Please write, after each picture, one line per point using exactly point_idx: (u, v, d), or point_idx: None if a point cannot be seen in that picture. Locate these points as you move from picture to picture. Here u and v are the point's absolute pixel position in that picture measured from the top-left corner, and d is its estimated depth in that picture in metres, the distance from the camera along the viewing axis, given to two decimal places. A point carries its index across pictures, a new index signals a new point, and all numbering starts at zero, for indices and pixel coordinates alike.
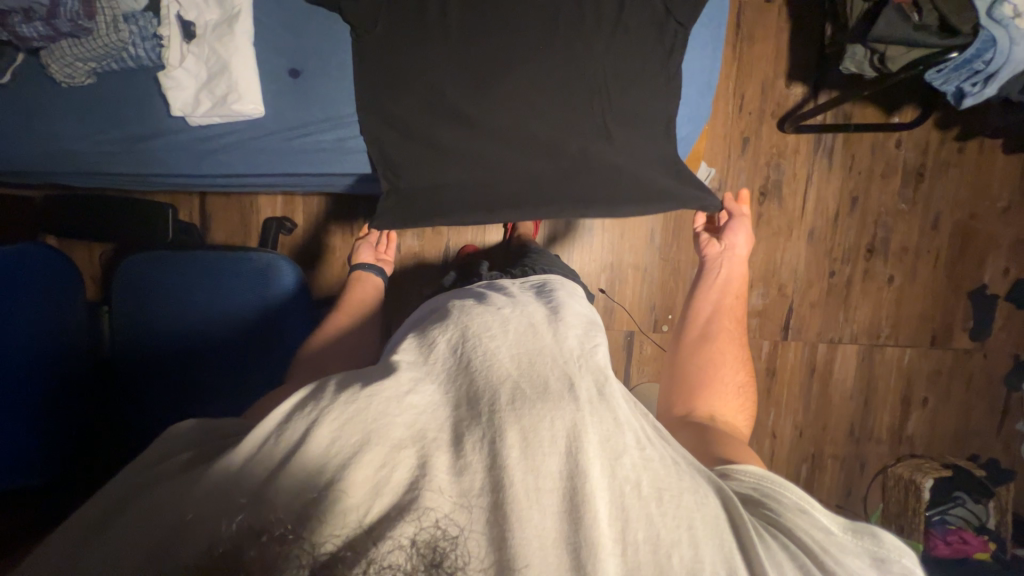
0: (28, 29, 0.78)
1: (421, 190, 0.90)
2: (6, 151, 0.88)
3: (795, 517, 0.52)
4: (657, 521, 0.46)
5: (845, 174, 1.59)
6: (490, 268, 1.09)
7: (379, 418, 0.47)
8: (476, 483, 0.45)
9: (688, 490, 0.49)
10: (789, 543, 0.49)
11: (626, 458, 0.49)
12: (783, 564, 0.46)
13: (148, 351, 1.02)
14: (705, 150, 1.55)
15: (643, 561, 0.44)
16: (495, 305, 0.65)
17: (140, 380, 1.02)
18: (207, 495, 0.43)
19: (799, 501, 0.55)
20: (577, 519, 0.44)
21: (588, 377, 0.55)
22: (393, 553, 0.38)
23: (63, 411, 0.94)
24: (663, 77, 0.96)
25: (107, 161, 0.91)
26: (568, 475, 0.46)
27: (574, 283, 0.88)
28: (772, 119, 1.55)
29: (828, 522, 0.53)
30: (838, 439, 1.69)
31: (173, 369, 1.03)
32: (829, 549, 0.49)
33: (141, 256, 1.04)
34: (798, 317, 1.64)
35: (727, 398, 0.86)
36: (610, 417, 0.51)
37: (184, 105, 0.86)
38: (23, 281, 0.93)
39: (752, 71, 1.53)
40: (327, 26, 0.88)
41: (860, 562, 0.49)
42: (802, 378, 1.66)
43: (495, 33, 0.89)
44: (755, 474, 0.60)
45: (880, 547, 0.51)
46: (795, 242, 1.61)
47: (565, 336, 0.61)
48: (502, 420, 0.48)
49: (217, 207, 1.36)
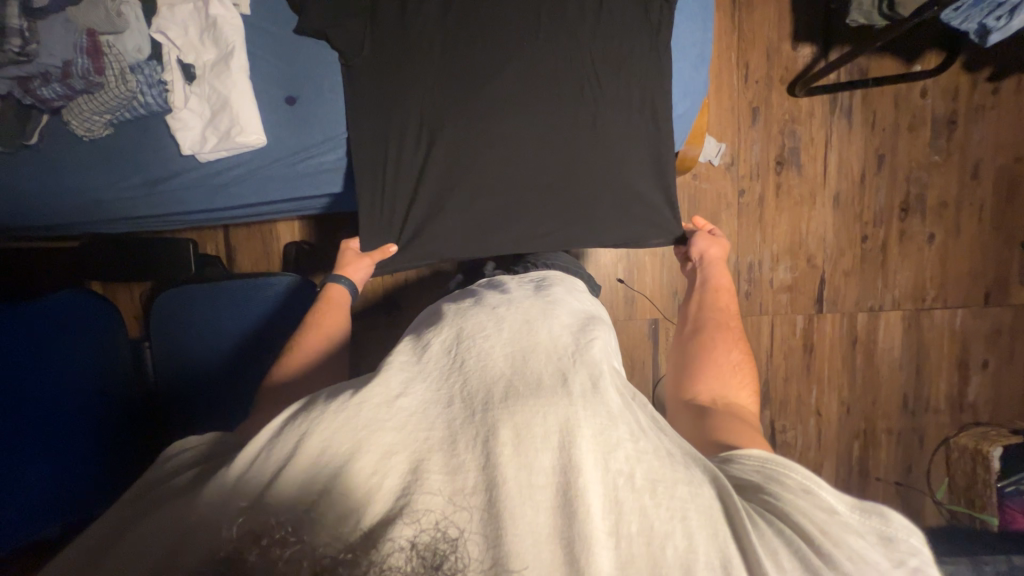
0: (47, 91, 0.83)
1: (415, 206, 0.92)
2: (44, 209, 0.95)
3: (795, 500, 0.49)
4: (650, 513, 0.45)
5: (868, 132, 1.51)
6: (494, 267, 1.09)
7: (371, 425, 0.48)
8: (469, 483, 0.45)
9: (683, 481, 0.47)
10: (785, 528, 0.47)
11: (621, 451, 0.48)
12: (778, 552, 0.45)
13: (180, 379, 1.08)
14: (712, 125, 1.50)
15: (637, 555, 0.43)
16: (491, 304, 0.65)
17: (173, 408, 1.08)
18: (208, 506, 0.46)
19: (805, 479, 0.51)
20: (571, 513, 0.44)
21: (583, 368, 0.54)
22: (393, 556, 0.39)
23: (100, 447, 0.98)
24: (654, 55, 0.93)
25: (132, 206, 0.98)
26: (562, 469, 0.46)
27: (573, 278, 0.86)
28: (781, 84, 1.49)
29: (835, 502, 0.49)
30: (890, 412, 1.59)
31: (199, 395, 1.08)
32: (834, 529, 0.47)
33: (170, 293, 1.10)
34: (832, 287, 1.56)
35: (722, 374, 0.79)
36: (606, 407, 0.50)
37: (193, 144, 0.90)
38: (75, 321, 1.00)
39: (754, 38, 1.47)
40: (317, 51, 0.91)
41: (865, 542, 0.47)
42: (843, 350, 1.58)
43: (476, 37, 0.90)
44: (758, 455, 0.56)
45: (888, 526, 0.48)
46: (821, 209, 1.53)
47: (559, 331, 0.60)
48: (494, 419, 0.48)
49: (242, 237, 1.42)
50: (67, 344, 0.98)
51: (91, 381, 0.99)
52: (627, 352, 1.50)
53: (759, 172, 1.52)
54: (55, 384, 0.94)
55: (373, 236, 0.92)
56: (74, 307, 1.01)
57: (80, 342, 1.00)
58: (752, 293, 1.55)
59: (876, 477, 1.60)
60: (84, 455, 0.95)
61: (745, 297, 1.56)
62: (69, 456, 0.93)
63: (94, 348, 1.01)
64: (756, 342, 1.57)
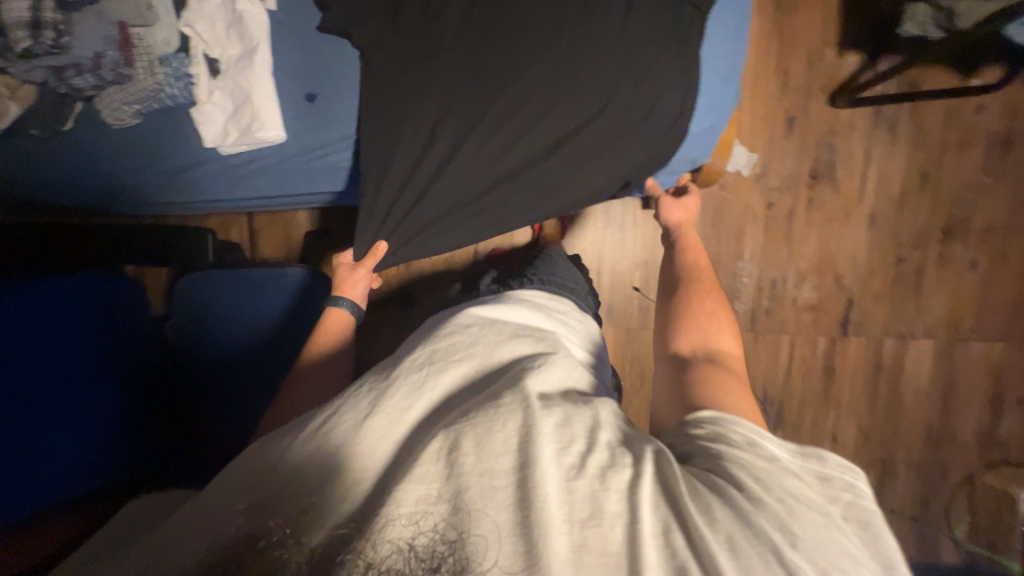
0: (80, 81, 0.85)
1: (422, 198, 0.90)
2: (78, 190, 0.99)
3: (737, 453, 0.50)
4: (602, 496, 0.46)
5: (912, 147, 1.42)
6: (491, 281, 1.10)
7: (332, 453, 0.49)
8: (435, 490, 0.46)
9: (625, 466, 0.48)
10: (722, 482, 0.47)
11: (575, 447, 0.49)
12: (715, 508, 0.45)
13: (202, 361, 1.12)
14: (744, 133, 1.44)
15: (588, 537, 0.44)
16: (454, 327, 0.65)
17: (191, 384, 1.11)
18: (189, 522, 0.47)
19: (749, 432, 0.53)
20: (528, 505, 0.44)
21: (542, 381, 0.56)
22: (394, 556, 0.41)
23: (129, 421, 1.01)
24: (684, 64, 0.89)
25: (157, 193, 1.01)
26: (518, 464, 0.46)
27: (555, 294, 0.87)
28: (821, 94, 1.42)
29: (777, 450, 0.50)
30: (912, 443, 1.52)
31: (216, 378, 1.11)
32: (770, 474, 0.48)
33: (192, 277, 1.14)
34: (860, 309, 1.49)
35: (701, 323, 0.76)
36: (560, 411, 0.52)
37: (215, 137, 0.91)
38: (99, 302, 1.04)
39: (796, 44, 1.40)
40: (337, 50, 0.91)
41: (802, 484, 0.47)
42: (867, 376, 1.51)
43: (499, 39, 0.87)
44: (708, 414, 0.57)
45: (825, 467, 0.49)
46: (854, 227, 1.46)
47: (522, 354, 0.62)
48: (456, 428, 0.49)
49: (264, 224, 1.45)
50: (66, 319, 0.99)
51: (97, 353, 1.00)
52: (638, 362, 1.47)
53: (791, 185, 1.45)
54: (84, 360, 0.98)
55: (369, 230, 0.92)
56: (80, 287, 1.02)
57: (104, 322, 1.03)
58: (773, 310, 1.50)
59: (890, 509, 1.53)
60: (108, 426, 0.98)
61: (766, 314, 1.50)
62: (101, 430, 0.97)
63: (116, 328, 1.04)
64: (773, 361, 1.51)
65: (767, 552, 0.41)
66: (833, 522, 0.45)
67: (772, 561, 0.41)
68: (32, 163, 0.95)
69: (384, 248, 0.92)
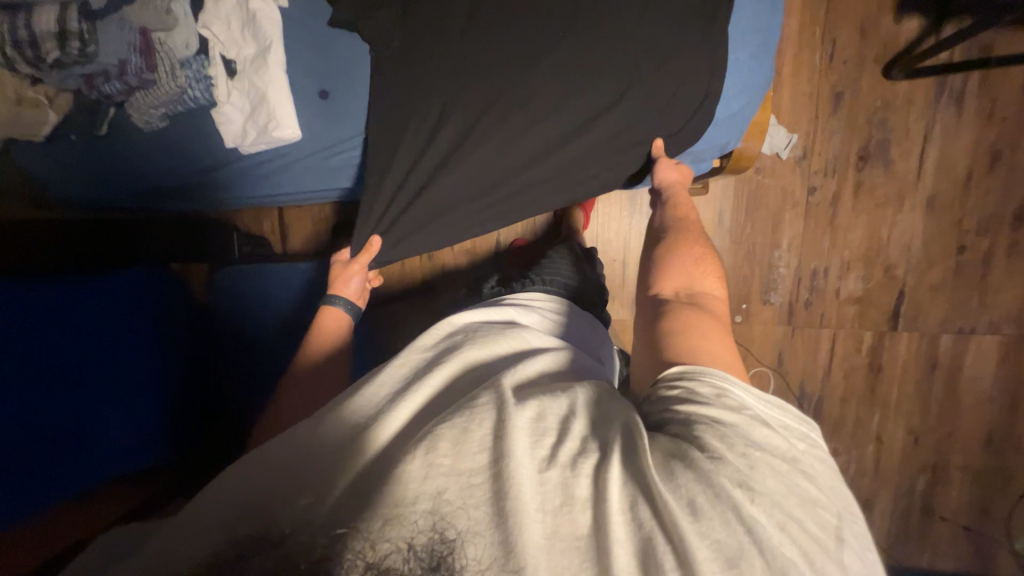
0: (110, 88, 0.89)
1: (417, 198, 0.89)
2: (121, 188, 1.06)
3: (709, 412, 0.49)
4: (575, 483, 0.46)
5: (981, 123, 1.27)
6: (494, 284, 1.10)
7: (306, 474, 0.49)
8: (411, 492, 0.45)
9: (592, 454, 0.48)
10: (696, 451, 0.46)
11: (548, 438, 0.50)
12: (691, 487, 0.44)
13: (235, 344, 1.15)
14: (784, 112, 1.33)
15: (562, 523, 0.44)
16: (427, 345, 0.66)
17: (218, 371, 1.14)
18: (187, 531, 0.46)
19: (718, 384, 0.52)
20: (504, 498, 0.44)
21: (516, 380, 0.57)
22: (393, 556, 0.41)
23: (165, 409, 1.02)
24: (713, 42, 0.82)
25: (191, 191, 1.07)
26: (494, 459, 0.47)
27: (551, 300, 0.91)
28: (875, 66, 1.29)
29: (744, 396, 0.51)
30: (969, 448, 1.39)
31: (244, 361, 1.13)
32: (737, 428, 0.48)
33: (231, 269, 1.19)
34: (913, 302, 1.36)
35: (684, 265, 0.70)
36: (536, 405, 0.52)
37: (235, 137, 0.93)
38: (133, 294, 1.05)
39: (847, 11, 1.27)
40: (348, 45, 0.91)
41: (769, 432, 0.48)
42: (919, 374, 1.39)
43: (513, 24, 0.84)
44: (678, 370, 0.55)
45: (784, 415, 0.51)
46: (909, 213, 1.33)
47: (498, 362, 0.63)
48: (429, 429, 0.49)
49: (292, 216, 1.46)
50: (104, 307, 1.00)
51: (131, 339, 1.01)
52: None
53: (837, 167, 1.33)
54: (122, 349, 0.99)
55: (377, 225, 0.92)
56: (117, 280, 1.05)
57: (140, 313, 1.04)
58: (813, 302, 1.40)
59: (941, 517, 1.41)
60: (147, 413, 0.99)
61: (805, 307, 1.40)
62: (141, 416, 0.98)
63: (153, 319, 1.06)
64: (812, 357, 1.42)
65: (727, 511, 0.43)
66: (795, 471, 0.46)
67: (732, 518, 0.42)
68: (75, 168, 1.02)
69: (377, 244, 0.93)
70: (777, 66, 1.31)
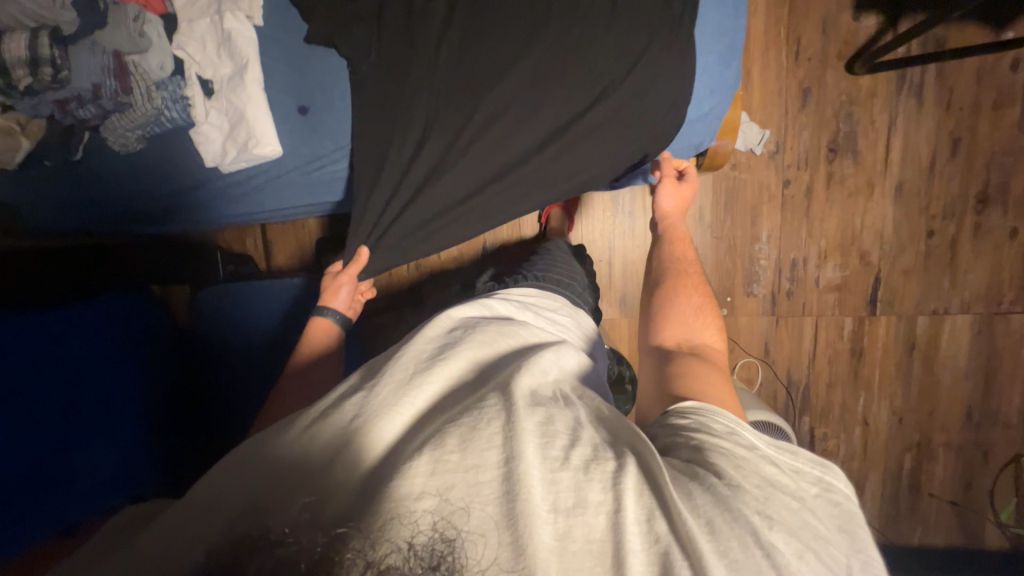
0: (84, 112, 0.88)
1: (402, 210, 0.90)
2: (96, 211, 1.05)
3: (720, 443, 0.53)
4: (585, 486, 0.47)
5: (941, 113, 1.33)
6: (487, 279, 1.13)
7: (308, 472, 0.49)
8: (418, 488, 0.45)
9: (610, 459, 0.50)
10: (711, 480, 0.49)
11: (559, 440, 0.51)
12: (706, 508, 0.46)
13: (217, 360, 1.10)
14: (756, 110, 1.37)
15: (573, 525, 0.45)
16: (431, 337, 0.66)
17: (201, 386, 1.09)
18: (177, 535, 0.46)
19: (729, 422, 0.56)
20: (513, 499, 0.45)
21: (527, 379, 0.58)
22: (392, 556, 0.39)
23: (152, 431, 1.00)
24: (682, 46, 0.85)
25: (172, 212, 1.07)
26: (502, 458, 0.48)
27: (550, 295, 0.92)
28: (838, 62, 1.34)
29: (754, 439, 0.54)
30: (950, 424, 1.44)
31: (228, 379, 1.09)
32: (748, 462, 0.51)
33: (213, 288, 1.15)
34: (889, 287, 1.41)
35: (686, 318, 0.77)
36: (544, 410, 0.53)
37: (214, 156, 0.93)
38: (110, 318, 1.04)
39: (808, 11, 1.33)
40: (324, 61, 0.91)
41: (778, 471, 0.51)
42: (899, 356, 1.43)
43: (488, 35, 0.85)
44: (689, 404, 0.60)
45: (796, 459, 0.53)
46: (879, 201, 1.38)
47: (505, 361, 0.64)
48: (441, 429, 0.50)
49: (277, 232, 1.45)
50: (88, 332, 0.99)
51: (113, 363, 1.00)
52: None
53: (809, 160, 1.38)
54: (102, 374, 0.97)
55: (362, 236, 0.93)
56: (98, 307, 1.04)
57: (118, 336, 1.03)
58: (795, 292, 1.44)
59: (927, 493, 1.46)
60: (132, 437, 0.97)
61: (787, 297, 1.44)
62: (127, 441, 0.96)
63: (131, 342, 1.05)
64: (797, 345, 1.46)
65: (745, 535, 0.44)
66: (806, 508, 0.49)
67: (750, 542, 0.44)
68: (49, 193, 1.00)
69: (366, 254, 0.93)
70: (746, 65, 1.35)
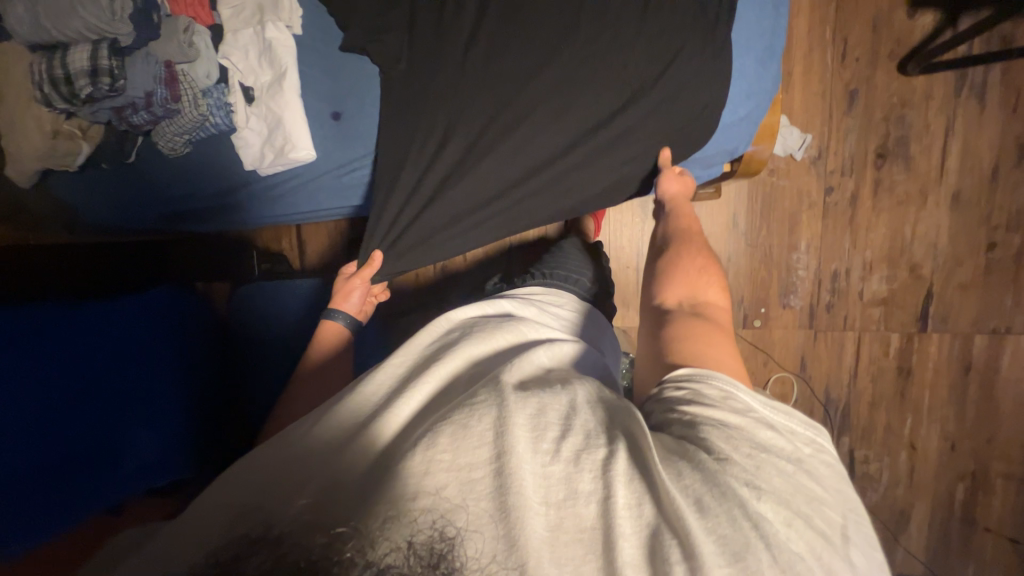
0: (137, 118, 0.94)
1: (423, 211, 0.90)
2: (145, 211, 1.11)
3: (716, 412, 0.50)
4: (577, 478, 0.47)
5: (1004, 117, 1.24)
6: (497, 283, 1.11)
7: (309, 473, 0.50)
8: (415, 487, 0.46)
9: (601, 446, 0.49)
10: (702, 454, 0.46)
11: (551, 432, 0.50)
12: (692, 482, 0.45)
13: (258, 351, 1.20)
14: (797, 112, 1.31)
15: (564, 518, 0.45)
16: (426, 343, 0.67)
17: (241, 380, 1.17)
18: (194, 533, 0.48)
19: (724, 386, 0.52)
20: (506, 495, 0.45)
21: (517, 375, 0.58)
22: (392, 555, 0.40)
23: (191, 421, 1.03)
24: (716, 48, 0.82)
25: (214, 213, 1.12)
26: (495, 454, 0.47)
27: (557, 291, 0.91)
28: (889, 62, 1.26)
29: (751, 401, 0.51)
30: (1011, 453, 1.32)
31: (264, 368, 1.18)
32: (741, 430, 0.48)
33: (251, 287, 1.27)
34: (943, 303, 1.31)
35: (688, 276, 0.70)
36: (535, 401, 0.52)
37: (254, 160, 0.97)
38: (157, 313, 1.08)
39: (857, 9, 1.26)
40: (359, 69, 0.94)
41: (773, 434, 0.49)
42: (952, 377, 1.33)
43: (519, 40, 0.85)
44: (684, 370, 0.55)
45: (791, 420, 0.51)
46: (933, 210, 1.29)
47: (499, 358, 0.64)
48: (431, 426, 0.50)
49: (310, 232, 1.50)
50: (134, 324, 1.04)
51: (150, 354, 1.03)
52: None
53: (855, 166, 1.30)
54: (152, 363, 1.02)
55: (376, 241, 0.93)
56: (144, 301, 1.08)
57: (164, 331, 1.07)
58: (836, 304, 1.36)
59: (983, 527, 1.34)
60: (173, 424, 1.00)
61: (828, 310, 1.36)
62: (168, 428, 0.99)
63: (179, 338, 1.09)
64: (837, 361, 1.37)
65: (733, 509, 0.43)
66: (801, 473, 0.47)
67: (738, 516, 0.43)
68: (102, 193, 1.06)
69: (379, 256, 0.93)
70: (787, 66, 1.29)
